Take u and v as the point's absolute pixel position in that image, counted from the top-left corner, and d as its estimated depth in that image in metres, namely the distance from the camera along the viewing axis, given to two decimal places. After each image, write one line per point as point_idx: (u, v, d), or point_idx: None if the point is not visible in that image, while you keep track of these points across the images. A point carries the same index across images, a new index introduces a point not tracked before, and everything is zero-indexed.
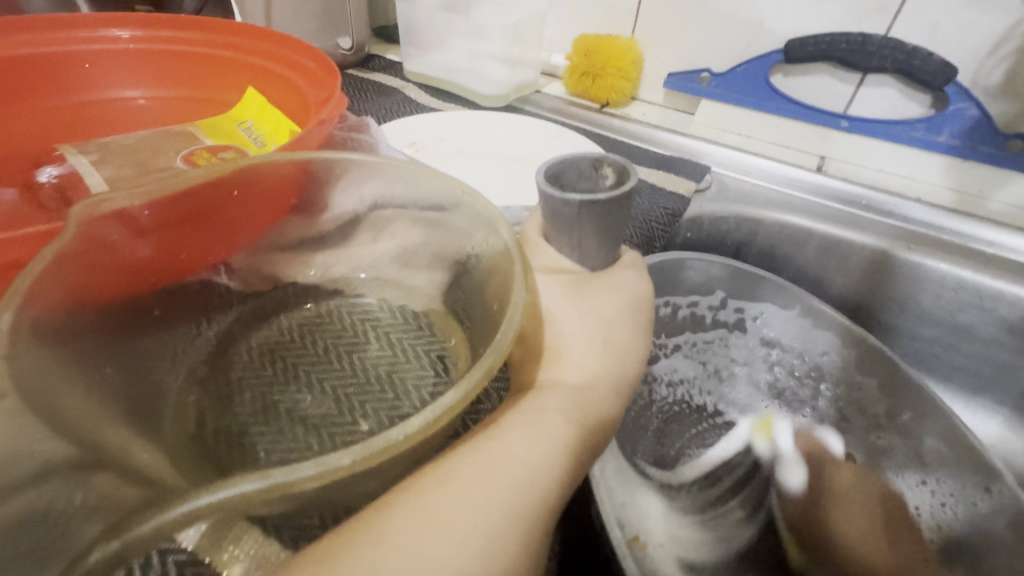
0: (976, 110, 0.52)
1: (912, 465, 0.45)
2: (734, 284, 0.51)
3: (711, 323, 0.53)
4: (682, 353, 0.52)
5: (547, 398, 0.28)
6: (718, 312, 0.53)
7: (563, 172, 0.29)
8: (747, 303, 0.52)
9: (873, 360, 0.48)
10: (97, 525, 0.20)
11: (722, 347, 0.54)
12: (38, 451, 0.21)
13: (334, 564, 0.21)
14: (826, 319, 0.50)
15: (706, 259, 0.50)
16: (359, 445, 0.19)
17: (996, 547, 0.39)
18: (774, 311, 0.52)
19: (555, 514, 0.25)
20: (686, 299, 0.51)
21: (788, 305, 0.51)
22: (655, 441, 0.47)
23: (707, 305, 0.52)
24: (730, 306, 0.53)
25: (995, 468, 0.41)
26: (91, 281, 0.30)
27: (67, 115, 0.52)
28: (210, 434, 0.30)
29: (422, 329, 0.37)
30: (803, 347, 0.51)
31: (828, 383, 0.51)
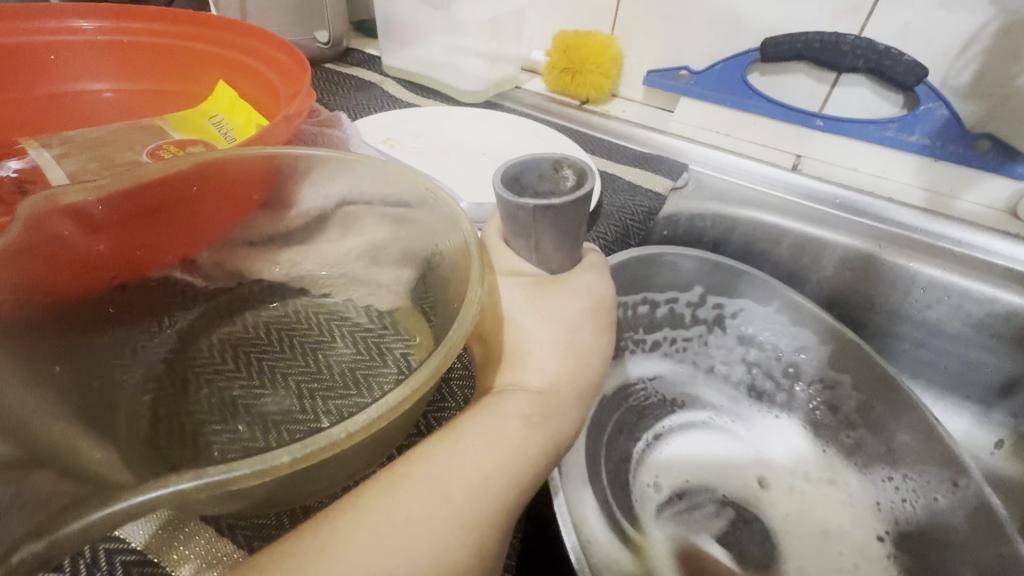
0: (945, 110, 0.53)
1: (881, 461, 0.47)
2: (712, 280, 0.52)
3: (691, 320, 0.55)
4: (659, 350, 0.54)
5: (509, 396, 0.28)
6: (697, 310, 0.54)
7: (521, 174, 0.29)
8: (725, 300, 0.53)
9: (845, 356, 0.49)
10: (27, 522, 0.19)
11: (701, 345, 0.55)
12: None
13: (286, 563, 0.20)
14: (805, 313, 0.50)
15: (686, 253, 0.50)
16: (300, 443, 0.19)
17: (953, 539, 0.41)
18: (752, 307, 0.53)
19: (514, 515, 0.25)
20: (665, 296, 0.52)
21: (766, 301, 0.52)
22: (628, 440, 0.48)
23: (686, 302, 0.54)
24: (709, 303, 0.54)
25: (962, 462, 0.42)
26: (40, 276, 0.29)
27: (30, 107, 0.51)
28: (166, 433, 0.29)
29: (387, 327, 0.37)
30: (776, 344, 0.53)
31: (803, 383, 0.52)
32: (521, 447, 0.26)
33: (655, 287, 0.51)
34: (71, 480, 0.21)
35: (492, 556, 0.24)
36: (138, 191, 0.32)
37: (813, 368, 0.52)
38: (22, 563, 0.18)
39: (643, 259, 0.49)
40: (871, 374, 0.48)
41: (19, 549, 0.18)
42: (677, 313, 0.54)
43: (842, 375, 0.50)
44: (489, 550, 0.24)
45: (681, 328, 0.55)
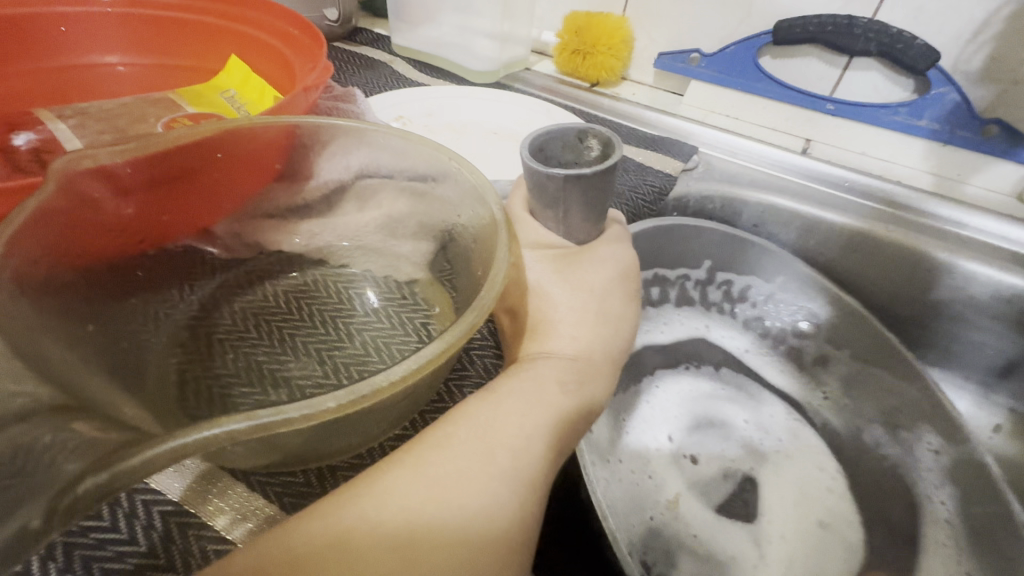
0: (955, 95, 0.53)
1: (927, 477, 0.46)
2: (725, 253, 0.53)
3: (702, 301, 0.56)
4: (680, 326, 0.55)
5: (543, 367, 0.29)
6: (707, 289, 0.56)
7: (547, 143, 0.30)
8: (733, 275, 0.55)
9: (855, 330, 0.51)
10: (79, 462, 0.18)
11: (709, 322, 0.56)
12: (18, 393, 0.20)
13: (340, 515, 0.21)
14: (810, 283, 0.52)
15: (698, 224, 0.51)
16: (344, 390, 0.19)
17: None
18: (758, 283, 0.55)
19: (550, 478, 0.26)
20: (676, 272, 0.54)
21: (772, 275, 0.54)
22: (640, 406, 0.49)
23: (694, 279, 0.55)
24: (718, 280, 0.56)
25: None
26: (72, 234, 0.29)
27: (44, 80, 0.51)
28: (193, 395, 0.30)
29: (406, 298, 0.37)
30: (782, 323, 0.55)
31: (836, 362, 0.52)
32: (550, 411, 0.27)
33: (677, 261, 0.53)
34: (108, 427, 0.20)
35: (534, 514, 0.25)
36: (161, 156, 0.32)
37: (817, 350, 0.53)
38: (88, 494, 0.17)
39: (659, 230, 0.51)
40: (871, 342, 0.50)
41: (81, 482, 0.18)
42: (681, 295, 0.56)
43: (837, 350, 0.52)
44: (532, 508, 0.25)
45: (692, 308, 0.56)
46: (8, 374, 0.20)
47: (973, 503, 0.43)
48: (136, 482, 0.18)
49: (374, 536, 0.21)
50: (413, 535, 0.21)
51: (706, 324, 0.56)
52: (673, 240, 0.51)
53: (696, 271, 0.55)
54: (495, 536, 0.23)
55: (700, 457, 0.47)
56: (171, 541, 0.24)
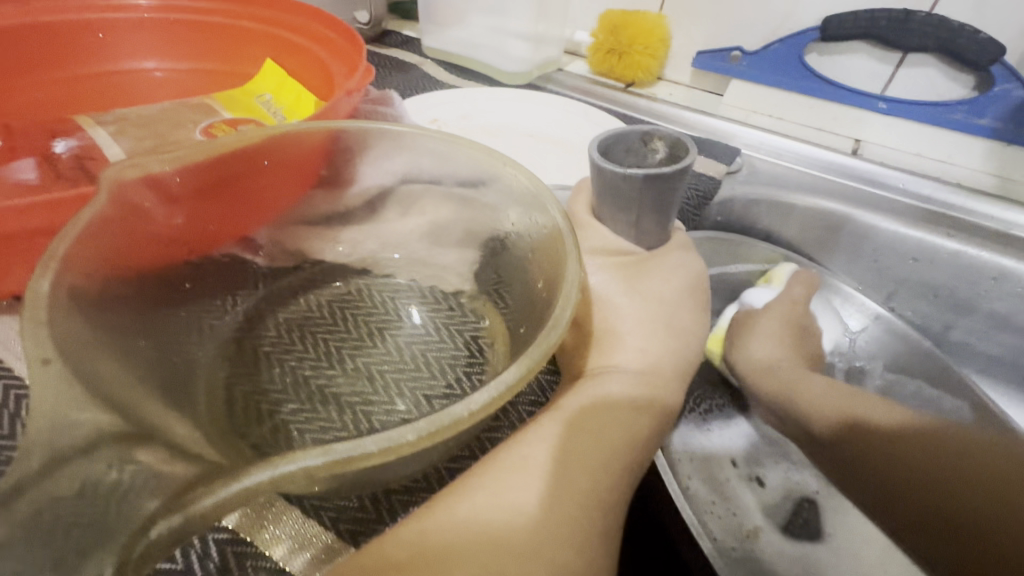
0: (1022, 92, 0.49)
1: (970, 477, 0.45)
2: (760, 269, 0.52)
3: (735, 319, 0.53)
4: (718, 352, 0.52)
5: (610, 383, 0.28)
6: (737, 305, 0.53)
7: (612, 147, 0.28)
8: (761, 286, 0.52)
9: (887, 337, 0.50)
10: (157, 499, 0.17)
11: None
12: (78, 422, 0.18)
13: (417, 538, 0.21)
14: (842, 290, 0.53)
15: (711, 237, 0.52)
16: (422, 421, 0.18)
17: None
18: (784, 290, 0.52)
19: (625, 500, 0.25)
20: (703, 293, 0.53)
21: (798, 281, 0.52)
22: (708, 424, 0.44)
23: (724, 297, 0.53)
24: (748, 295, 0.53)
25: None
26: (125, 249, 0.28)
27: (83, 87, 0.51)
28: (241, 412, 0.29)
29: (454, 309, 0.35)
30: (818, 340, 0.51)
31: (875, 377, 0.50)
32: (619, 432, 0.26)
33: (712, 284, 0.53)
34: (178, 458, 0.19)
35: (611, 544, 0.23)
36: (208, 162, 0.31)
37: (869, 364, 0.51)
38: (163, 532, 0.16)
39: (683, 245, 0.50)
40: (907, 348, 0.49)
41: (157, 523, 0.17)
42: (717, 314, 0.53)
43: (875, 359, 0.50)
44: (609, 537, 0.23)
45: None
46: (71, 402, 0.19)
47: None
48: (208, 523, 0.17)
49: (451, 559, 0.21)
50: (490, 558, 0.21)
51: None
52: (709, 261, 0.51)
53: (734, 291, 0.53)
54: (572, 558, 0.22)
55: (766, 478, 0.43)
56: (227, 571, 0.23)
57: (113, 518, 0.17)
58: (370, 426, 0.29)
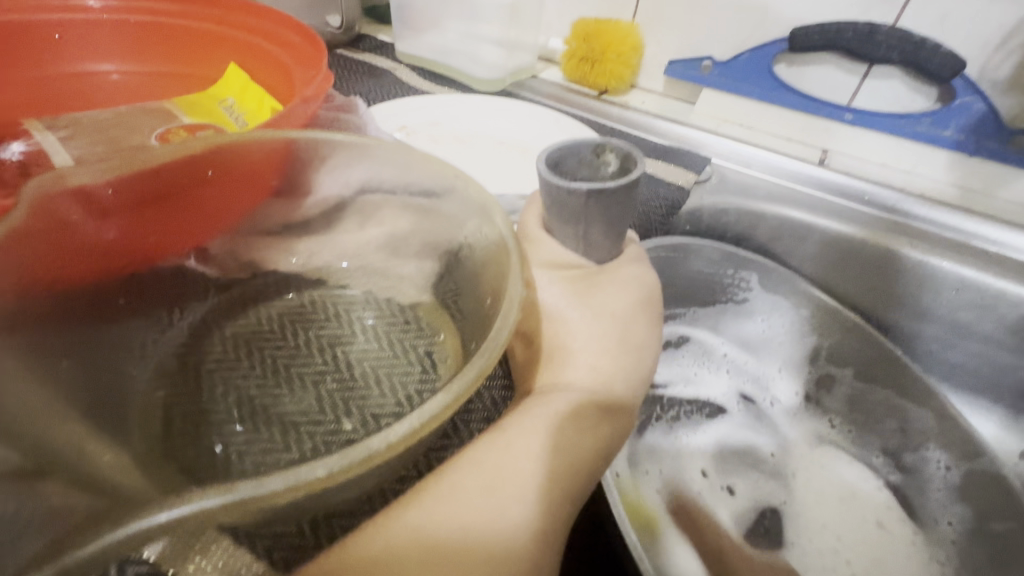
0: (982, 104, 0.51)
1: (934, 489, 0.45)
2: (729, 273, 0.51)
3: (708, 324, 0.54)
4: (694, 359, 0.51)
5: (558, 402, 0.27)
6: (714, 311, 0.54)
7: (563, 159, 0.28)
8: (738, 294, 0.53)
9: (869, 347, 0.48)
10: (42, 541, 0.17)
11: (710, 336, 0.53)
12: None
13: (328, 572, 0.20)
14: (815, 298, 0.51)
15: (697, 244, 0.49)
16: (337, 455, 0.18)
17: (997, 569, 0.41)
18: (760, 297, 0.52)
19: (565, 524, 0.24)
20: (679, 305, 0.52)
21: (778, 286, 0.51)
22: (672, 438, 0.45)
23: (699, 304, 0.53)
24: (725, 302, 0.53)
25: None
26: (48, 263, 0.28)
27: (35, 89, 0.49)
28: (177, 434, 0.28)
29: (410, 324, 0.34)
30: (787, 347, 0.53)
31: (840, 386, 0.50)
32: (566, 455, 0.25)
33: (680, 286, 0.51)
34: (79, 488, 0.19)
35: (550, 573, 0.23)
36: (143, 174, 0.30)
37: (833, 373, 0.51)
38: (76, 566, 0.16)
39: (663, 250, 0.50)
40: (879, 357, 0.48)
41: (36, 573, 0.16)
42: (688, 316, 0.53)
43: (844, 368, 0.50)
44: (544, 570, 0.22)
45: (694, 322, 0.54)
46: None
47: (991, 518, 0.41)
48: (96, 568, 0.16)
49: None
50: None
51: (717, 333, 0.53)
52: (677, 264, 0.49)
53: (704, 289, 0.52)
54: None
55: (735, 487, 0.43)
56: None
57: (2, 555, 0.17)
58: (312, 448, 0.28)
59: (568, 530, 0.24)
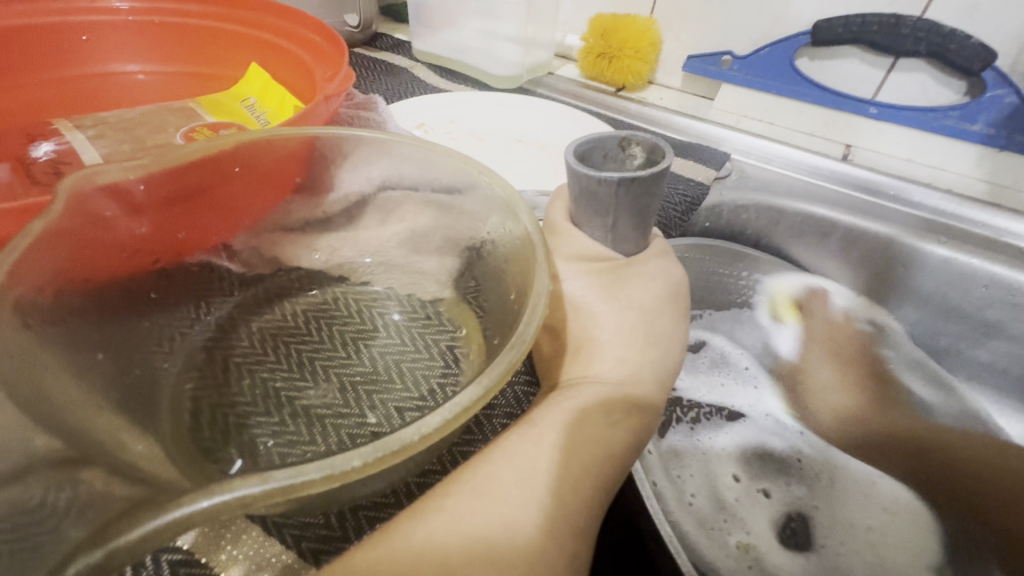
0: (1014, 97, 0.48)
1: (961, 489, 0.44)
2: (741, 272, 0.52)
3: (734, 326, 0.53)
4: (719, 362, 0.51)
5: (585, 397, 0.27)
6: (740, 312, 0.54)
7: (589, 152, 0.28)
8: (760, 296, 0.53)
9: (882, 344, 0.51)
10: (83, 529, 0.17)
11: (729, 344, 0.52)
12: (36, 442, 0.19)
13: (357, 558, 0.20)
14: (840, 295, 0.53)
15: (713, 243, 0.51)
16: (370, 445, 0.18)
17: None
18: (785, 297, 0.53)
19: (592, 520, 0.24)
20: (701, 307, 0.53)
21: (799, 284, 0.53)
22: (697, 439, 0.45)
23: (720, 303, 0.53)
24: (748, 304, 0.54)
25: None
26: (83, 257, 0.28)
27: (64, 90, 0.50)
28: (206, 426, 0.28)
29: (431, 318, 0.35)
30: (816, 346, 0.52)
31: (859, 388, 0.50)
32: (595, 451, 0.25)
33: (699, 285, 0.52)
34: (118, 479, 0.20)
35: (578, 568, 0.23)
36: (174, 171, 0.31)
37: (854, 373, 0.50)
38: (121, 550, 0.17)
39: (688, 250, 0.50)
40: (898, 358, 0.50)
41: (75, 560, 0.16)
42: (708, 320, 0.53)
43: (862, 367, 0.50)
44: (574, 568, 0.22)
45: (714, 332, 0.52)
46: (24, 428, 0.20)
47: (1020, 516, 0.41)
48: (134, 556, 0.17)
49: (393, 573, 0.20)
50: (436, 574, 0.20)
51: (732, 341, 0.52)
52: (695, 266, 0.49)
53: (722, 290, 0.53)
54: None
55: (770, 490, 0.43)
56: None
57: (37, 542, 0.17)
58: (337, 440, 0.28)
59: (595, 526, 0.24)
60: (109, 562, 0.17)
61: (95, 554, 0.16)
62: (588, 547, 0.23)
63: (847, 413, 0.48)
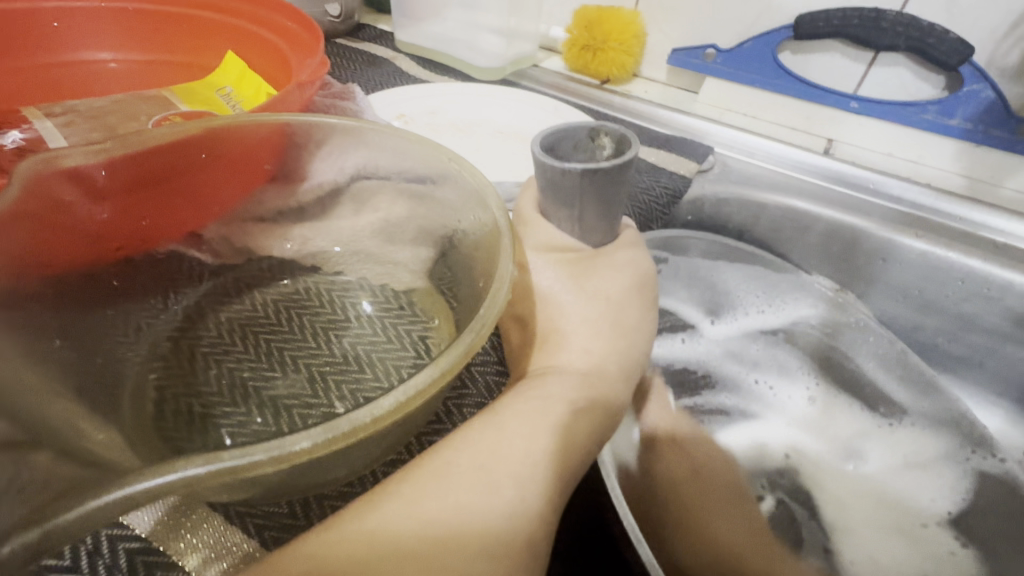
0: (990, 92, 0.49)
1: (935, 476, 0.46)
2: (725, 269, 0.52)
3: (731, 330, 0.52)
4: (723, 364, 0.50)
5: (552, 385, 0.27)
6: (737, 319, 0.52)
7: (558, 142, 0.27)
8: (750, 306, 0.53)
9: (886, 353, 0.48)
10: (21, 509, 0.17)
11: (724, 345, 0.51)
12: None
13: (313, 538, 0.20)
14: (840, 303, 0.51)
15: (688, 234, 0.51)
16: (321, 428, 0.17)
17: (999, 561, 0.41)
18: (774, 312, 0.52)
19: (556, 504, 0.24)
20: (689, 315, 0.52)
21: (795, 291, 0.52)
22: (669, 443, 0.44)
23: (707, 308, 0.53)
24: (743, 314, 0.53)
25: None
26: (41, 242, 0.28)
27: (35, 78, 0.49)
28: (170, 415, 0.28)
29: (403, 308, 0.34)
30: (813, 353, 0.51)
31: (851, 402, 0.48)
32: (560, 438, 0.25)
33: (680, 280, 0.53)
34: (66, 461, 0.20)
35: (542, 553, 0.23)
36: (139, 156, 0.30)
37: (849, 380, 0.49)
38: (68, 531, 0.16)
39: (668, 244, 0.50)
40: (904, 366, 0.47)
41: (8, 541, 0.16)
42: (695, 319, 0.52)
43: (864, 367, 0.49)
44: (532, 555, 0.22)
45: (698, 338, 0.51)
46: None
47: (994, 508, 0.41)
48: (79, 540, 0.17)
49: (349, 547, 0.20)
50: (392, 546, 0.20)
51: (726, 348, 0.51)
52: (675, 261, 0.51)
53: (707, 289, 0.53)
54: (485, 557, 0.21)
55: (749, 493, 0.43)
56: None
57: None
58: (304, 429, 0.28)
59: (560, 512, 0.24)
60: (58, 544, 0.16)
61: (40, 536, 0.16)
62: (552, 533, 0.23)
63: (839, 420, 0.48)
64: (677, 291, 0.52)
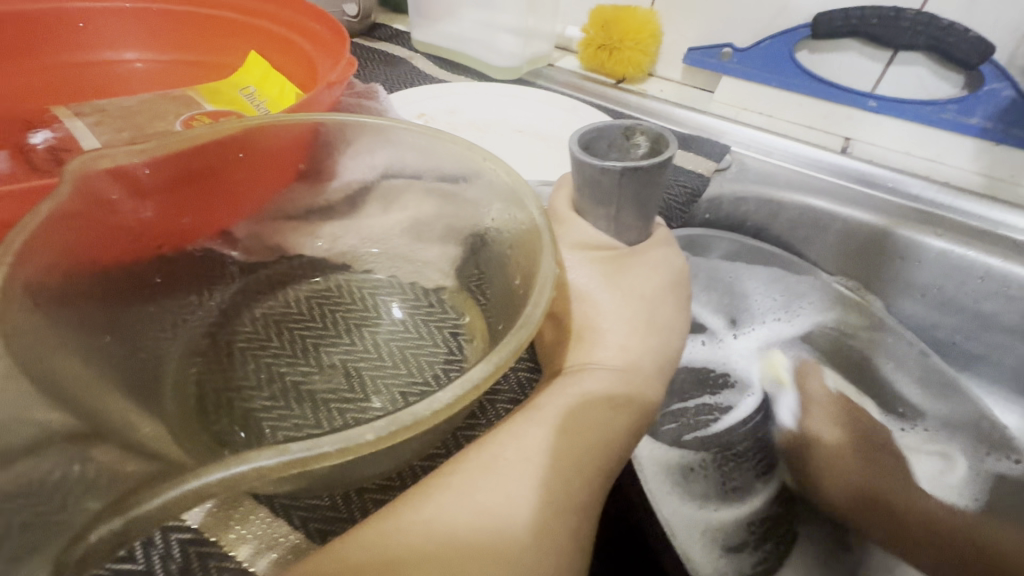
0: (1011, 91, 0.49)
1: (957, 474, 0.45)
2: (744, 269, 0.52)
3: (749, 334, 0.51)
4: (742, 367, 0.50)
5: (588, 381, 0.27)
6: (756, 325, 0.52)
7: (594, 141, 0.28)
8: (769, 313, 0.52)
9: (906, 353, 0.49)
10: (99, 502, 0.18)
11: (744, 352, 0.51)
12: (47, 420, 0.19)
13: (367, 525, 0.21)
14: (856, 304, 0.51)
15: (709, 233, 0.50)
16: (382, 421, 0.18)
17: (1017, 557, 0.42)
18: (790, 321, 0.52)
19: (596, 498, 0.24)
20: (706, 320, 0.52)
21: (812, 291, 0.51)
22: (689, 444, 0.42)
23: (730, 308, 0.52)
24: (763, 321, 0.52)
25: None
26: (87, 239, 0.28)
27: (62, 78, 0.50)
28: (213, 410, 0.28)
29: (433, 306, 0.35)
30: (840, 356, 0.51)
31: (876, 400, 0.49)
32: (598, 433, 0.25)
33: (700, 283, 0.52)
34: (127, 455, 0.20)
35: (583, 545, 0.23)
36: (178, 155, 0.31)
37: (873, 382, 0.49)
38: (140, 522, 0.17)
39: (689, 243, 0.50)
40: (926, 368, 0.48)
41: (94, 530, 0.17)
42: (716, 328, 0.52)
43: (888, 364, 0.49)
44: (575, 546, 0.22)
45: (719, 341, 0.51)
46: (35, 405, 0.20)
47: None
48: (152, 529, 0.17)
49: (402, 535, 0.20)
50: (443, 534, 0.21)
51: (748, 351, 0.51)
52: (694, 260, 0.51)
53: (726, 293, 0.53)
54: (530, 547, 0.21)
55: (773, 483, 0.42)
56: (189, 571, 0.23)
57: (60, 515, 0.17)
58: (342, 423, 0.28)
59: (600, 505, 0.25)
60: (131, 533, 0.17)
61: (115, 524, 0.17)
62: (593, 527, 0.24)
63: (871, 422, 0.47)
64: (697, 296, 0.52)
